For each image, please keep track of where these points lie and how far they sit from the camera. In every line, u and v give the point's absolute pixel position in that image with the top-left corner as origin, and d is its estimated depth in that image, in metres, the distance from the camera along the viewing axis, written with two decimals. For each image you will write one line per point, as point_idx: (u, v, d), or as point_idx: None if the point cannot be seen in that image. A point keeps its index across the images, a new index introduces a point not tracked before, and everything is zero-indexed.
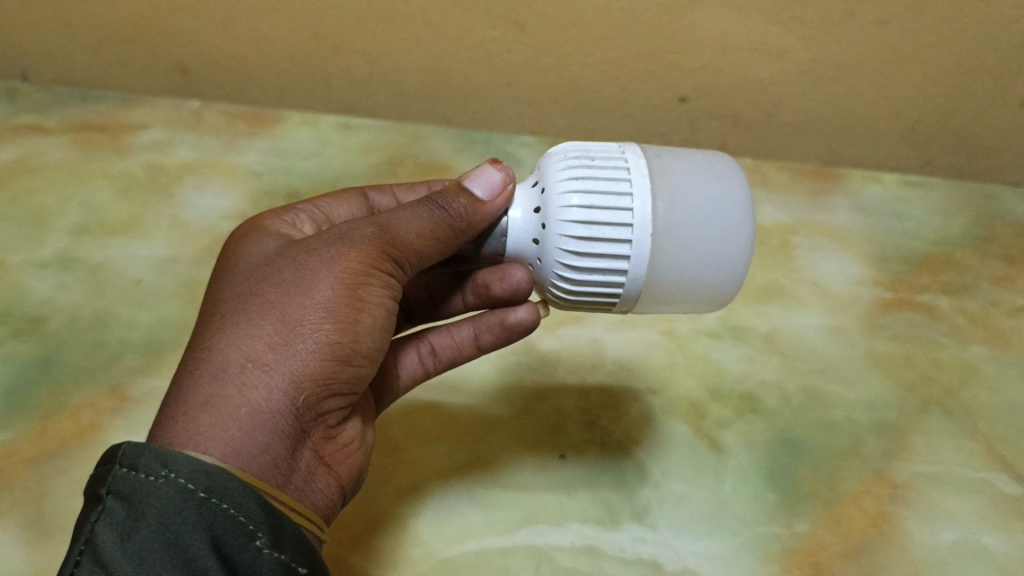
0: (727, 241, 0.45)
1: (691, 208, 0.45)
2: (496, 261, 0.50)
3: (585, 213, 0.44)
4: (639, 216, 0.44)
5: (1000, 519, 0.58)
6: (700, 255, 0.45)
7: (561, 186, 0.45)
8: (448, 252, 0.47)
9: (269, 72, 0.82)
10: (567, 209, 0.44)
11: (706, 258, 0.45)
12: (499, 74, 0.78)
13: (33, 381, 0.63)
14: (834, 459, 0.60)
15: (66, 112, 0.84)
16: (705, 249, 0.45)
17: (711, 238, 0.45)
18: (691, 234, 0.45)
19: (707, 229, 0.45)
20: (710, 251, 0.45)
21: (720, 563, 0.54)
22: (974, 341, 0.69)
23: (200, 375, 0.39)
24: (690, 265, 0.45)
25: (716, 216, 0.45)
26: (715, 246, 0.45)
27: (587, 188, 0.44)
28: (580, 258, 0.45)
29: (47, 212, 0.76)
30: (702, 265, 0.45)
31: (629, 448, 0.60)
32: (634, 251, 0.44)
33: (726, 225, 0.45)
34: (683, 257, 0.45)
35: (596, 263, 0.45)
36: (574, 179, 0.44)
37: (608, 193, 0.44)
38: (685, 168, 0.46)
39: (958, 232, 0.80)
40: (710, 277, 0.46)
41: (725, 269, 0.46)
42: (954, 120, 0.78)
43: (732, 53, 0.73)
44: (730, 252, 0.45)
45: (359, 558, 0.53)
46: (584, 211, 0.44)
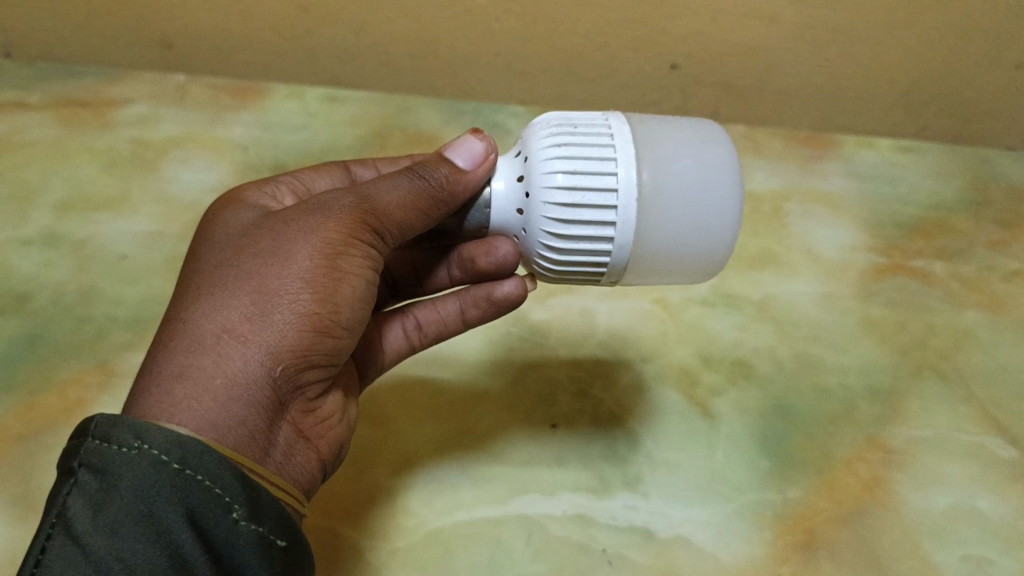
0: (713, 208, 0.44)
1: (676, 176, 0.44)
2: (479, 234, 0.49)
3: (569, 179, 0.43)
4: (624, 183, 0.43)
5: (994, 483, 0.57)
6: (687, 223, 0.44)
7: (543, 152, 0.44)
8: (431, 223, 0.46)
9: (253, 44, 0.80)
10: (551, 175, 0.43)
11: (693, 227, 0.44)
12: (487, 43, 0.77)
13: (19, 359, 0.62)
14: (828, 424, 0.60)
15: (49, 87, 0.83)
16: (692, 216, 0.44)
17: (698, 205, 0.44)
18: (677, 201, 0.44)
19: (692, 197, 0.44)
20: (696, 220, 0.44)
21: (713, 530, 0.54)
22: (969, 306, 0.69)
23: (176, 346, 0.38)
24: (677, 233, 0.44)
25: (702, 184, 0.44)
26: (701, 213, 0.44)
27: (569, 153, 0.43)
28: (567, 225, 0.43)
29: (32, 188, 0.75)
30: (689, 234, 0.44)
31: (620, 417, 0.60)
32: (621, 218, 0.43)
33: (711, 191, 0.44)
34: (670, 225, 0.44)
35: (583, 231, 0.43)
36: (556, 145, 0.44)
37: (591, 158, 0.43)
38: (668, 135, 0.45)
39: (953, 197, 0.78)
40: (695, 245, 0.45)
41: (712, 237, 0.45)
42: (948, 83, 0.77)
43: (724, 19, 0.72)
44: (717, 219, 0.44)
45: (350, 530, 0.53)
46: (568, 177, 0.43)
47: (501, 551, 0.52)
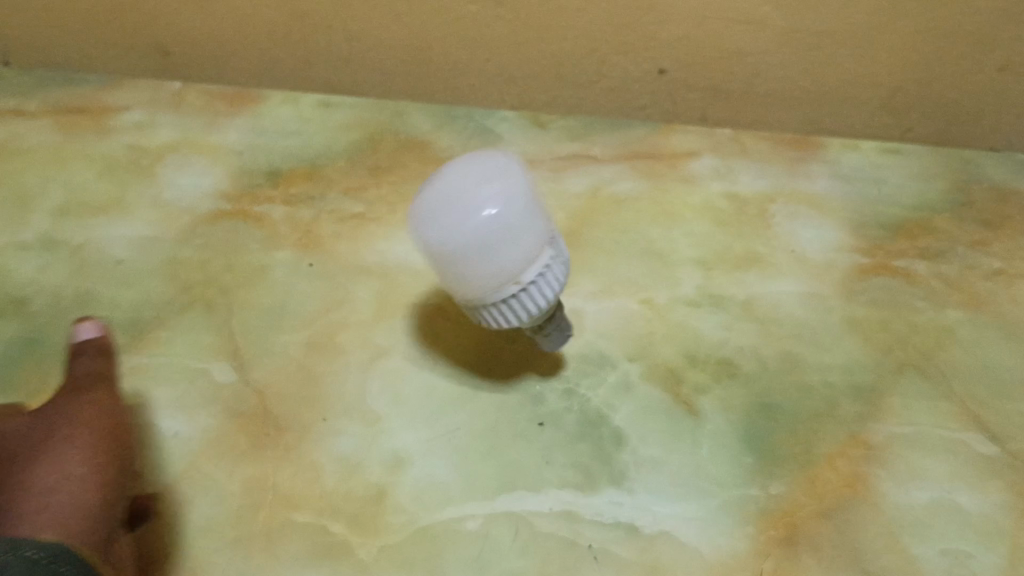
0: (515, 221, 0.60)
1: (493, 201, 0.59)
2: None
3: (497, 215, 0.59)
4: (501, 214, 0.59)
5: (973, 478, 0.58)
6: (485, 229, 0.59)
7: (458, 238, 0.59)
8: None
9: (247, 51, 0.82)
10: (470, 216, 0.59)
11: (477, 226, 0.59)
12: (477, 50, 0.79)
13: (17, 362, 0.63)
14: (811, 422, 0.61)
15: (47, 95, 0.84)
16: (489, 228, 0.59)
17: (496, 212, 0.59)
18: (505, 213, 0.59)
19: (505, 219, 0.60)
20: (489, 186, 0.59)
21: (696, 526, 0.55)
22: (951, 305, 0.70)
23: (33, 486, 0.54)
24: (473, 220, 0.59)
25: (497, 224, 0.59)
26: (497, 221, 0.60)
27: (478, 241, 0.59)
28: (500, 197, 0.59)
29: (31, 194, 0.76)
30: (490, 235, 0.60)
31: (606, 415, 0.60)
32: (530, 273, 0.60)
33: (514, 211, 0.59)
34: (469, 208, 0.60)
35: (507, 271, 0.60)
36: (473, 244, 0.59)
37: (490, 215, 0.59)
38: (503, 196, 0.60)
39: (937, 198, 0.79)
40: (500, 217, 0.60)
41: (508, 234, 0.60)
42: (931, 86, 0.78)
43: (710, 24, 0.74)
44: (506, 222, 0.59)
45: (341, 526, 0.55)
46: (495, 213, 0.59)
47: (487, 548, 0.53)
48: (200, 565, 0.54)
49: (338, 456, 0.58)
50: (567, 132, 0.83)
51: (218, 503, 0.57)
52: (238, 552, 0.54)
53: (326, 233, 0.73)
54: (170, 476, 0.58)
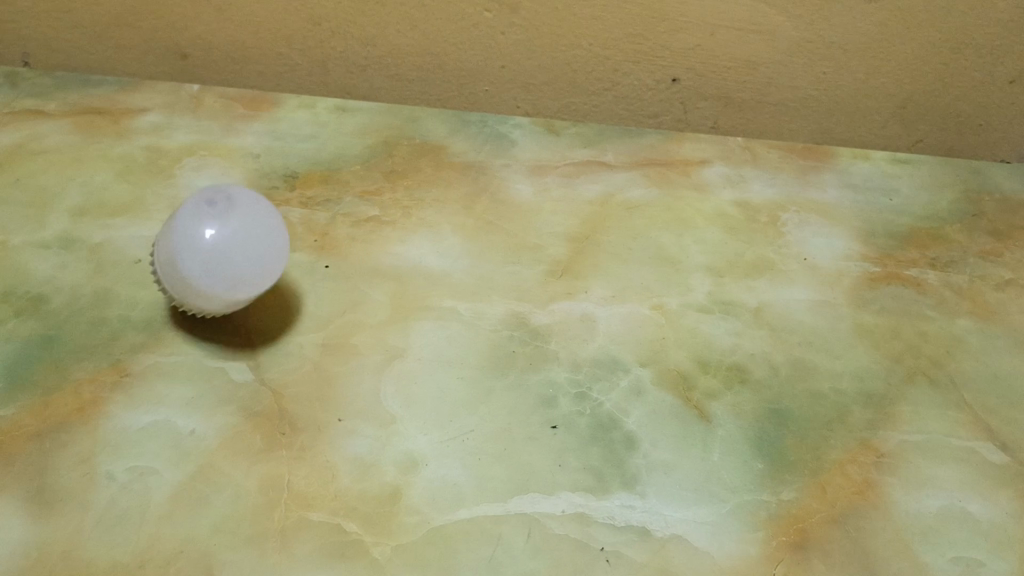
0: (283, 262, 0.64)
1: (285, 255, 0.65)
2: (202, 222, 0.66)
3: (265, 212, 0.63)
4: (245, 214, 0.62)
5: (984, 487, 0.59)
6: (253, 234, 0.62)
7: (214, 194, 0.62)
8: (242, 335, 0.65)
9: (266, 56, 0.84)
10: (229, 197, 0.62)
11: (233, 246, 0.61)
12: (494, 57, 0.81)
13: (35, 359, 0.63)
14: (822, 428, 0.61)
15: (67, 96, 0.85)
16: (252, 250, 0.62)
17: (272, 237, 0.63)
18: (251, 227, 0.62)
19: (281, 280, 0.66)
20: (262, 251, 0.62)
21: (708, 530, 0.55)
22: (961, 314, 0.70)
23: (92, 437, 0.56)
24: (243, 236, 0.62)
25: (266, 240, 0.63)
26: (270, 240, 0.63)
27: (243, 233, 0.61)
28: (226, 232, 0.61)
29: (49, 193, 0.76)
30: (240, 238, 0.61)
31: (618, 419, 0.61)
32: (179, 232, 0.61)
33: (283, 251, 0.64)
34: (274, 239, 0.63)
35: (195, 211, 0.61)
36: (215, 202, 0.61)
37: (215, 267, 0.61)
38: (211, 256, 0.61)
39: (948, 208, 0.80)
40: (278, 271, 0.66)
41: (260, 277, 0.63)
42: (943, 97, 0.80)
43: (722, 32, 0.77)
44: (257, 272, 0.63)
45: (355, 526, 0.55)
46: (266, 209, 0.63)
47: (501, 549, 0.54)
48: (214, 564, 0.53)
49: (353, 456, 0.59)
50: (580, 138, 0.84)
51: (233, 500, 0.56)
52: (251, 553, 0.53)
53: (342, 236, 0.73)
54: (185, 473, 0.57)
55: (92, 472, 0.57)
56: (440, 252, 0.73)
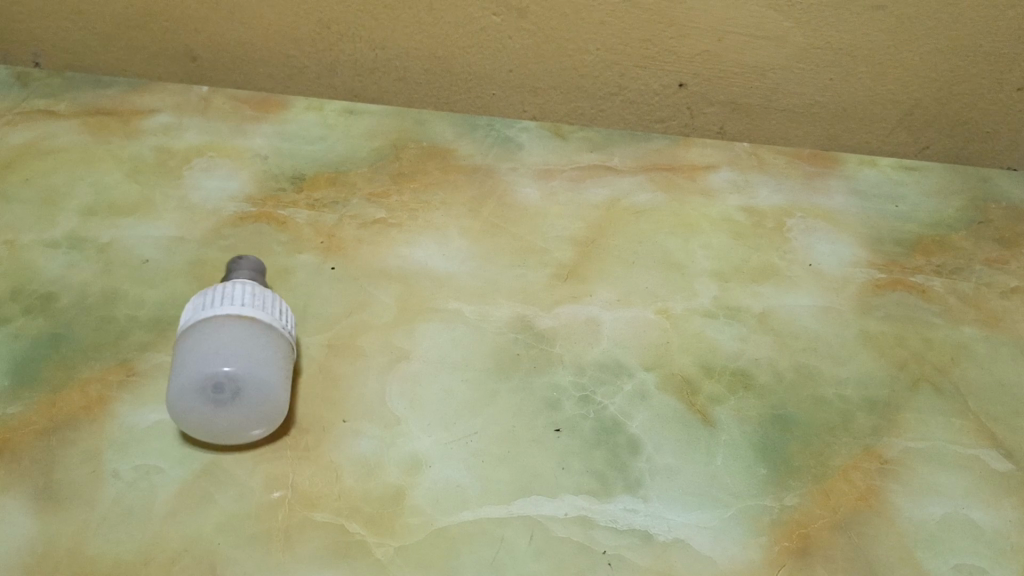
0: (258, 381, 0.56)
1: (282, 388, 0.58)
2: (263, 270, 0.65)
3: (273, 329, 0.59)
4: (251, 312, 0.59)
5: (988, 495, 0.58)
6: (245, 343, 0.57)
7: (242, 283, 0.61)
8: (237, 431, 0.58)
9: (276, 58, 0.85)
10: (251, 293, 0.60)
11: (223, 340, 0.57)
12: (502, 61, 0.81)
13: (43, 357, 0.64)
14: (826, 434, 0.61)
15: (78, 97, 0.86)
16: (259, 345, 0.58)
17: (269, 348, 0.58)
18: (251, 334, 0.58)
19: (254, 400, 0.56)
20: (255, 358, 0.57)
21: (710, 535, 0.55)
22: (966, 321, 0.70)
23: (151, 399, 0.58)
24: (236, 337, 0.57)
25: (260, 353, 0.57)
26: (260, 353, 0.57)
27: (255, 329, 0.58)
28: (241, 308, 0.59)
29: (59, 192, 0.77)
30: (233, 338, 0.57)
31: (622, 422, 0.61)
32: (190, 310, 0.60)
33: (260, 372, 0.56)
34: (270, 355, 0.58)
35: (207, 296, 0.60)
36: (227, 294, 0.59)
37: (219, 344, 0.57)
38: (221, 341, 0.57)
39: (954, 215, 0.80)
40: (233, 433, 0.57)
41: (217, 383, 0.55)
42: (950, 103, 0.80)
43: (731, 38, 0.77)
44: (221, 373, 0.55)
45: (359, 526, 0.55)
46: (273, 324, 0.59)
47: (504, 551, 0.54)
48: (219, 563, 0.53)
49: (357, 457, 0.59)
50: (587, 142, 0.84)
51: (238, 500, 0.56)
52: (255, 552, 0.54)
53: (349, 238, 0.74)
54: (190, 473, 0.58)
55: (98, 470, 0.57)
56: (446, 254, 0.73)
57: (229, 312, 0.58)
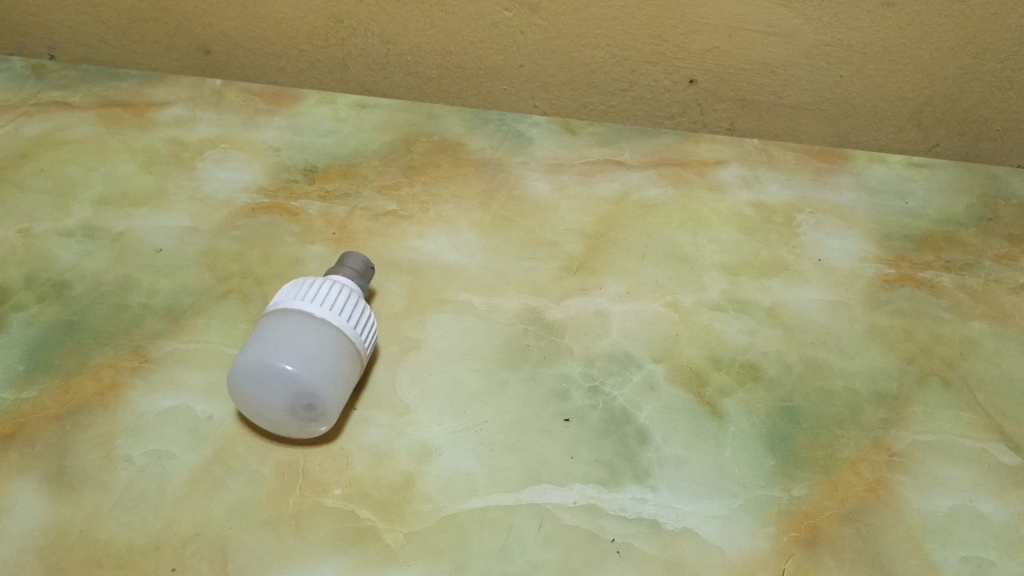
0: (315, 390, 0.56)
1: (336, 402, 0.57)
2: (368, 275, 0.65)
3: (349, 344, 0.59)
4: (340, 322, 0.59)
5: (996, 488, 0.59)
6: (319, 348, 0.57)
7: (343, 288, 0.61)
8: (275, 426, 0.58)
9: (289, 52, 0.86)
10: (344, 302, 0.60)
11: (303, 346, 0.57)
12: (513, 56, 0.82)
13: (57, 343, 0.64)
14: (835, 426, 0.61)
15: (93, 89, 0.87)
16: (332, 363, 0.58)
17: (338, 361, 0.58)
18: (328, 342, 0.58)
19: (306, 405, 0.56)
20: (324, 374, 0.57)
21: (718, 524, 0.56)
22: (975, 316, 0.70)
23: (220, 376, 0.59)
24: (314, 340, 0.58)
25: (328, 363, 0.57)
26: (329, 362, 0.57)
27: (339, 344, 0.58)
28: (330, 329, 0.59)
29: (73, 183, 0.78)
30: (311, 339, 0.58)
31: (631, 413, 0.61)
32: (283, 300, 0.61)
33: (320, 382, 0.56)
34: (337, 367, 0.58)
35: (307, 288, 0.60)
36: (325, 295, 0.60)
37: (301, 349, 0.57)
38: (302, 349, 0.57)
39: (963, 212, 0.80)
40: (274, 424, 0.57)
41: (278, 376, 0.56)
42: (960, 101, 0.80)
43: (741, 34, 0.77)
44: (288, 370, 0.56)
45: (368, 512, 0.55)
46: (352, 339, 0.59)
47: (513, 538, 0.54)
48: (230, 546, 0.54)
49: (367, 445, 0.59)
50: (597, 138, 0.85)
51: (250, 485, 0.57)
52: (266, 536, 0.54)
53: (360, 229, 0.74)
54: (203, 458, 0.58)
55: (111, 454, 0.58)
56: (457, 246, 0.73)
57: (319, 319, 0.59)
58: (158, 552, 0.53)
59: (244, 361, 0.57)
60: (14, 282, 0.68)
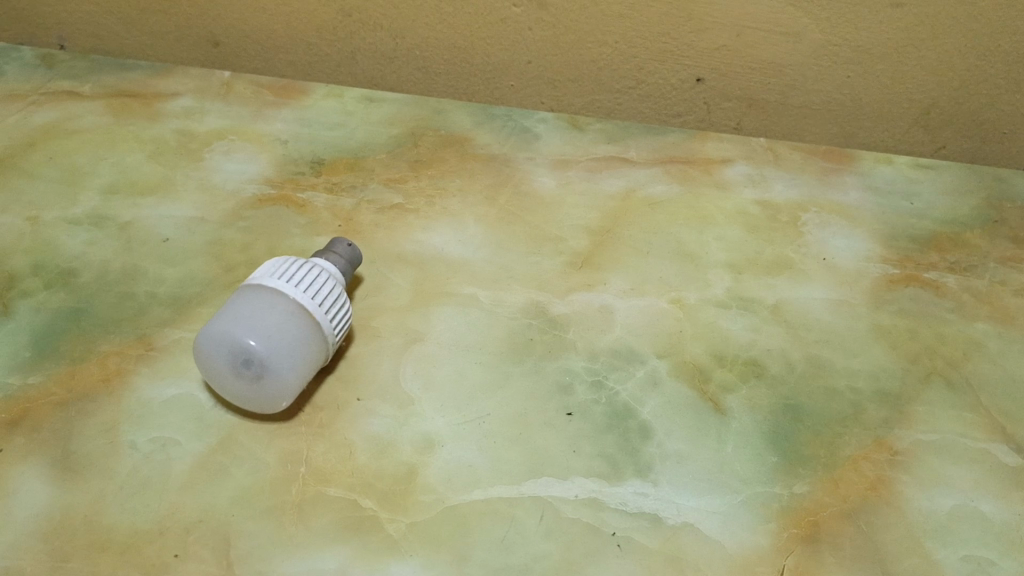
0: (265, 359, 0.56)
1: (289, 374, 0.57)
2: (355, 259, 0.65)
3: (317, 326, 0.59)
4: (309, 304, 0.59)
5: (998, 488, 0.59)
6: (276, 321, 0.58)
7: (314, 268, 0.62)
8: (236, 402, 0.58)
9: (297, 45, 0.86)
10: (313, 281, 0.61)
11: (266, 324, 0.57)
12: (521, 52, 0.82)
13: (63, 330, 0.65)
14: (836, 424, 0.61)
15: (102, 79, 0.87)
16: (293, 344, 0.58)
17: (296, 335, 0.58)
18: (294, 322, 0.58)
19: (255, 374, 0.56)
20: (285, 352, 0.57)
21: (720, 520, 0.56)
22: (979, 318, 0.70)
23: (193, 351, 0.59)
24: (274, 314, 0.58)
25: (284, 336, 0.58)
26: (285, 335, 0.58)
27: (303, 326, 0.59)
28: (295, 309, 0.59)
29: (82, 172, 0.78)
30: (277, 317, 0.58)
31: (634, 408, 0.62)
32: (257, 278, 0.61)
33: (270, 352, 0.56)
34: (293, 341, 0.58)
35: (277, 266, 0.61)
36: (292, 273, 0.61)
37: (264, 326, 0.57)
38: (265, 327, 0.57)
39: (969, 213, 0.80)
40: (235, 397, 0.58)
41: (231, 345, 0.56)
42: (967, 103, 0.80)
43: (749, 34, 0.77)
44: (249, 346, 0.56)
45: (371, 502, 0.56)
46: (312, 315, 0.59)
47: (515, 530, 0.54)
48: (233, 534, 0.54)
49: (370, 435, 0.59)
50: (604, 134, 0.85)
51: (253, 473, 0.57)
52: (269, 524, 0.54)
53: (366, 221, 0.75)
54: (206, 446, 0.58)
55: (115, 441, 0.58)
56: (462, 240, 0.74)
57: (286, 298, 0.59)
58: (161, 538, 0.53)
59: (208, 335, 0.57)
60: (21, 269, 0.69)
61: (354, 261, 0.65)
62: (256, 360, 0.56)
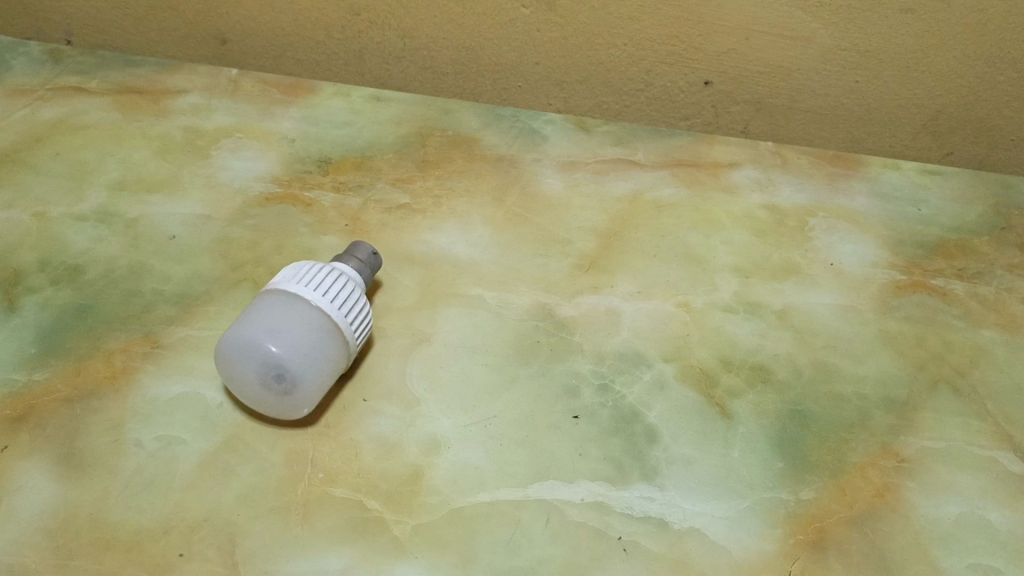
0: (296, 374, 0.56)
1: (317, 387, 0.58)
2: (376, 265, 0.65)
3: (341, 335, 0.59)
4: (333, 313, 0.59)
5: (1004, 496, 0.59)
6: (307, 333, 0.58)
7: (340, 275, 0.61)
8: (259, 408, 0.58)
9: (305, 43, 0.86)
10: (338, 289, 0.60)
11: (293, 333, 0.57)
12: (529, 52, 0.82)
13: (69, 327, 0.64)
14: (843, 431, 0.61)
15: (109, 75, 0.87)
16: (319, 354, 0.58)
17: (325, 348, 0.58)
18: (319, 331, 0.58)
19: (285, 387, 0.56)
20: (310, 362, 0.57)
21: (726, 525, 0.56)
22: (986, 325, 0.70)
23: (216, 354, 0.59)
24: (300, 322, 0.58)
25: (310, 345, 0.58)
26: (315, 347, 0.58)
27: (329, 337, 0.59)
28: (321, 318, 0.59)
29: (88, 168, 0.78)
30: (302, 326, 0.58)
31: (640, 412, 0.62)
32: (282, 283, 0.61)
33: (302, 367, 0.57)
34: (322, 353, 0.58)
35: (305, 272, 0.61)
36: (320, 280, 0.60)
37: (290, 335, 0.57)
38: (291, 336, 0.57)
39: (976, 220, 0.80)
40: (257, 402, 0.58)
41: (262, 356, 0.56)
42: (975, 109, 0.80)
43: (759, 38, 0.77)
44: (276, 356, 0.56)
45: (377, 503, 0.56)
46: (341, 327, 0.59)
47: (521, 532, 0.55)
48: (238, 533, 0.54)
49: (377, 436, 0.59)
50: (611, 137, 0.85)
51: (260, 472, 0.57)
52: (275, 524, 0.54)
53: (373, 221, 0.74)
54: (212, 444, 0.58)
55: (121, 439, 0.58)
56: (470, 241, 0.73)
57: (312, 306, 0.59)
58: (166, 537, 0.53)
59: (234, 341, 0.57)
60: (27, 265, 0.69)
61: (375, 267, 0.65)
62: (282, 370, 0.56)
